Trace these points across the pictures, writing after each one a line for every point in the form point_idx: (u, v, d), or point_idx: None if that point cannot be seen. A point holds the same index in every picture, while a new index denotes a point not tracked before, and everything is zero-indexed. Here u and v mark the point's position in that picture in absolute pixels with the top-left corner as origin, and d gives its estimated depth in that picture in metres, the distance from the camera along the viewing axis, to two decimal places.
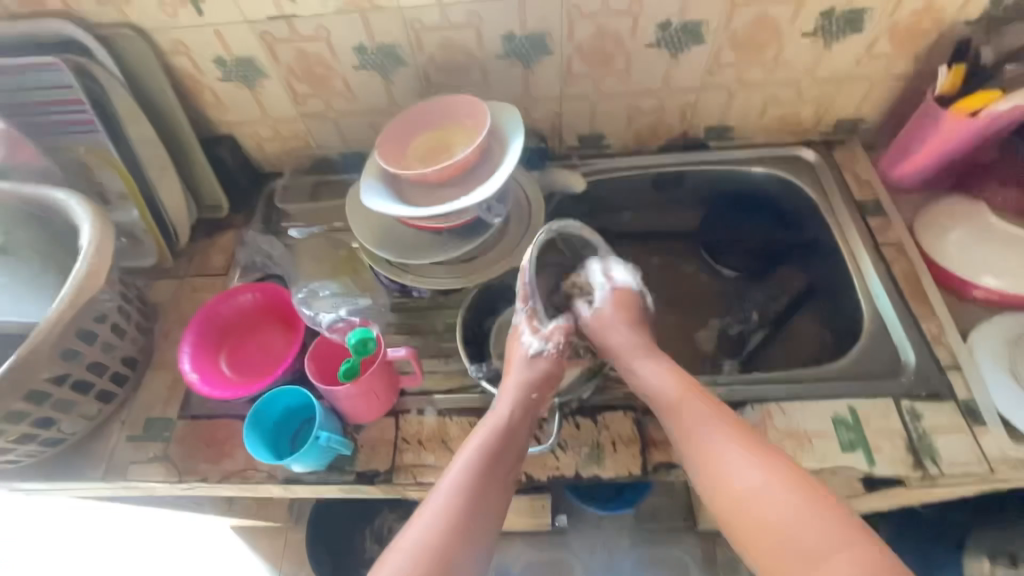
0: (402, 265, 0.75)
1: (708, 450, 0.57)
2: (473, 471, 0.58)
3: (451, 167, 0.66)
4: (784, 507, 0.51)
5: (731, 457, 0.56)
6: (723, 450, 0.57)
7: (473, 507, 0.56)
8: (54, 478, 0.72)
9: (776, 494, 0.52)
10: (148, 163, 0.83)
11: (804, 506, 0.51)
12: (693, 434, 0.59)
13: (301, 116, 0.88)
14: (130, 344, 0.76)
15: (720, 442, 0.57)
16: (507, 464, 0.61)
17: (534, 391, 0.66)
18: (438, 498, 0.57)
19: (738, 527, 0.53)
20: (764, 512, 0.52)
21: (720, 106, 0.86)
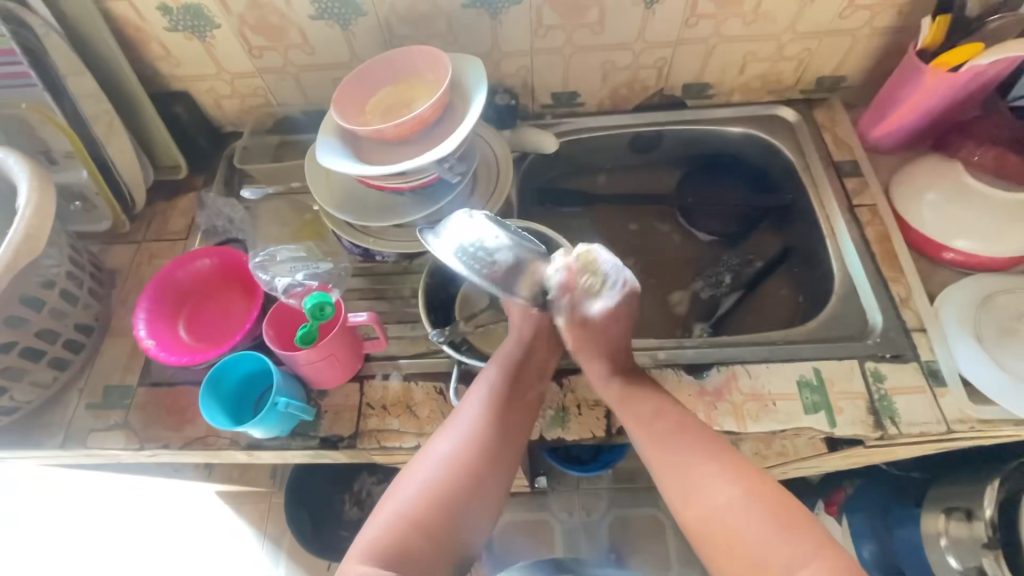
0: (365, 228, 0.72)
1: (691, 463, 0.57)
2: (479, 416, 0.60)
3: (410, 122, 0.63)
4: (757, 522, 0.53)
5: (714, 475, 0.56)
6: (706, 468, 0.57)
7: (475, 464, 0.59)
8: (12, 447, 0.70)
9: (745, 511, 0.54)
10: (93, 121, 0.78)
11: (779, 520, 0.53)
12: (670, 456, 0.58)
13: (258, 71, 0.83)
14: (84, 311, 0.74)
15: (693, 464, 0.57)
16: (513, 407, 0.62)
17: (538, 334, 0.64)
18: (438, 454, 0.59)
19: (715, 552, 0.54)
20: (738, 529, 0.53)
21: (698, 62, 0.82)
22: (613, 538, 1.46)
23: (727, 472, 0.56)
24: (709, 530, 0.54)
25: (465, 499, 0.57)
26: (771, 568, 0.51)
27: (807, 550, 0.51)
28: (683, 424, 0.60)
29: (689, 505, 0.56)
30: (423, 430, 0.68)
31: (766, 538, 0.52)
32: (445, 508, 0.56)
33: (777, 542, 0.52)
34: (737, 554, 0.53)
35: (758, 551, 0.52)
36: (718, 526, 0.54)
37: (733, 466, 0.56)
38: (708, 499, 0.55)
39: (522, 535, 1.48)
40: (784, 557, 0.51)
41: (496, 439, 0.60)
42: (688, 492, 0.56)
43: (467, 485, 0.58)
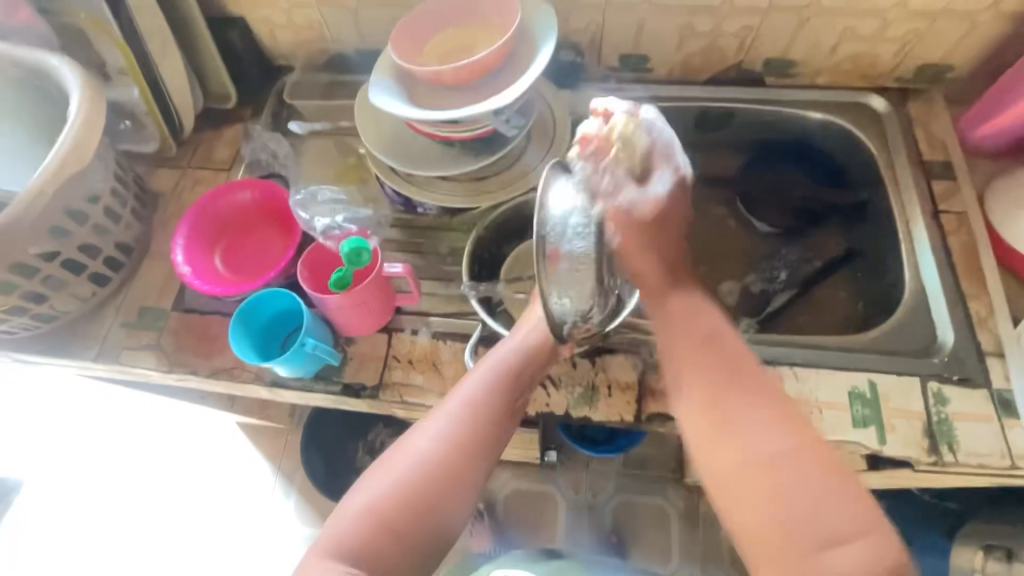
0: (410, 177, 0.70)
1: (729, 403, 0.50)
2: (465, 409, 0.56)
3: (471, 66, 0.59)
4: (803, 483, 0.46)
5: (750, 416, 0.49)
6: (741, 412, 0.49)
7: (454, 461, 0.53)
8: (49, 354, 0.72)
9: (786, 469, 0.47)
10: (148, 37, 0.76)
11: (826, 476, 0.46)
12: (711, 391, 0.51)
13: (316, 1, 0.80)
14: (126, 230, 0.74)
15: (734, 401, 0.50)
16: (504, 403, 0.57)
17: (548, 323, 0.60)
18: (416, 444, 0.54)
19: (741, 503, 0.48)
20: (776, 480, 0.46)
21: (787, 34, 0.75)
22: (617, 521, 1.46)
23: (765, 420, 0.49)
24: (737, 480, 0.48)
25: (438, 498, 0.52)
26: (816, 539, 0.44)
27: (856, 528, 0.44)
28: (734, 358, 0.52)
29: (718, 443, 0.49)
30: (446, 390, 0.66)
31: (812, 505, 0.45)
32: (413, 504, 0.52)
33: (822, 516, 0.45)
34: (769, 515, 0.46)
35: (796, 517, 0.45)
36: (756, 474, 0.47)
37: (777, 414, 0.49)
38: (746, 438, 0.48)
39: (525, 506, 1.49)
40: (828, 528, 0.44)
41: (478, 435, 0.55)
42: (728, 433, 0.49)
43: (442, 485, 0.53)
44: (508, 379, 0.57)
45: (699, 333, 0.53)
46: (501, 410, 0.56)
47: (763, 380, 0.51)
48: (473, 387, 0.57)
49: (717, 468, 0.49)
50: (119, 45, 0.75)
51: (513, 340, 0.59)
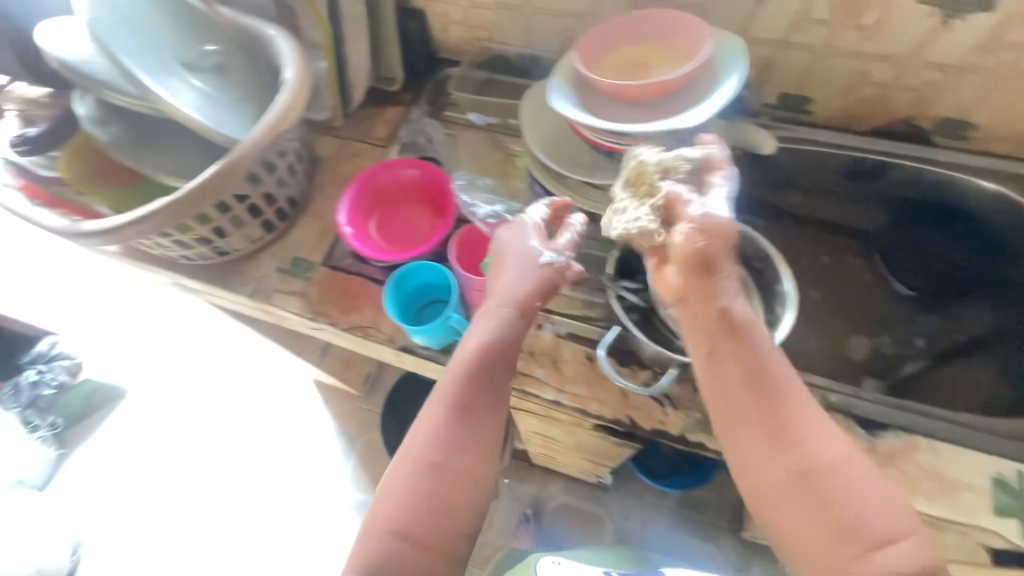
0: (563, 180, 0.73)
1: (771, 419, 0.51)
2: (455, 399, 0.57)
3: (657, 85, 0.61)
4: (856, 486, 0.49)
5: (807, 431, 0.51)
6: (799, 430, 0.51)
7: (454, 445, 0.56)
8: (213, 284, 0.81)
9: (835, 480, 0.49)
10: (346, 18, 0.84)
11: (868, 475, 0.50)
12: (749, 399, 0.52)
13: (496, 5, 0.85)
14: (297, 185, 0.81)
15: (769, 416, 0.52)
16: (495, 389, 0.58)
17: (536, 302, 0.59)
18: (422, 434, 0.57)
19: (788, 517, 0.50)
20: (827, 490, 0.49)
21: (973, 96, 0.72)
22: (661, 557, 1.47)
23: (816, 428, 0.51)
24: (790, 493, 0.50)
25: (445, 485, 0.55)
26: (873, 543, 0.47)
27: (900, 527, 0.48)
28: (773, 373, 0.52)
29: (773, 463, 0.51)
30: (564, 387, 0.68)
31: (864, 509, 0.48)
32: (427, 512, 0.54)
33: (872, 524, 0.48)
34: (820, 527, 0.48)
35: (851, 518, 0.48)
36: (809, 486, 0.49)
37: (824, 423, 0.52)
38: (802, 452, 0.50)
39: (571, 518, 1.55)
40: (875, 528, 0.48)
41: (465, 434, 0.57)
42: (784, 449, 0.51)
43: (447, 471, 0.56)
44: (479, 371, 0.57)
45: (733, 370, 0.52)
46: (479, 395, 0.58)
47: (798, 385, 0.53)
48: (445, 391, 0.58)
49: (772, 485, 0.51)
50: (322, 22, 0.83)
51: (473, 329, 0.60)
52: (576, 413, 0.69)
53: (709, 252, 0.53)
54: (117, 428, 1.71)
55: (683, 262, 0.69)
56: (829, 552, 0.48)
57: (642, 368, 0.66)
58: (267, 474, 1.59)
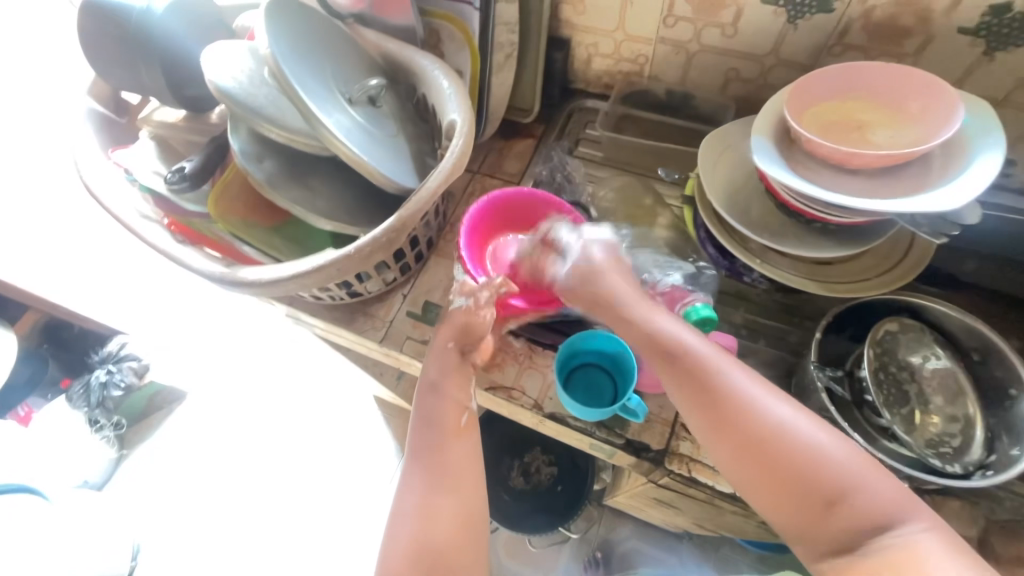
0: (746, 244, 0.66)
1: (657, 354, 0.54)
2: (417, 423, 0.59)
3: (895, 155, 0.53)
4: (794, 440, 0.48)
5: (734, 390, 0.50)
6: (720, 387, 0.50)
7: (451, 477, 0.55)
8: (339, 325, 0.76)
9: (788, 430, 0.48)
10: (495, 47, 0.78)
11: (816, 428, 0.48)
12: (647, 342, 0.55)
13: (657, 39, 0.78)
14: (434, 225, 0.76)
15: (656, 348, 0.54)
16: (439, 406, 0.59)
17: (450, 344, 0.62)
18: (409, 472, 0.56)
19: (745, 477, 0.49)
20: (777, 452, 0.47)
21: None
22: None
23: (750, 391, 0.50)
24: (744, 457, 0.49)
25: (444, 522, 0.53)
26: (823, 495, 0.46)
27: (858, 473, 0.46)
28: (693, 348, 0.53)
29: (721, 431, 0.50)
30: None
31: (808, 458, 0.47)
32: (440, 532, 0.52)
33: (784, 459, 0.47)
34: (774, 480, 0.47)
35: (806, 467, 0.47)
36: (759, 451, 0.48)
37: (748, 380, 0.51)
38: (743, 418, 0.49)
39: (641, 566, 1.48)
40: (835, 481, 0.46)
41: (453, 466, 0.55)
42: (706, 412, 0.51)
43: (446, 510, 0.53)
44: (450, 367, 0.61)
45: (663, 360, 0.54)
46: (461, 395, 0.60)
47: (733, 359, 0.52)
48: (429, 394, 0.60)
49: (729, 453, 0.50)
50: (471, 51, 0.77)
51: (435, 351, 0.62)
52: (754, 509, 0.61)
53: (585, 265, 0.61)
54: (177, 433, 1.69)
55: (897, 351, 0.62)
56: (796, 509, 0.47)
57: None
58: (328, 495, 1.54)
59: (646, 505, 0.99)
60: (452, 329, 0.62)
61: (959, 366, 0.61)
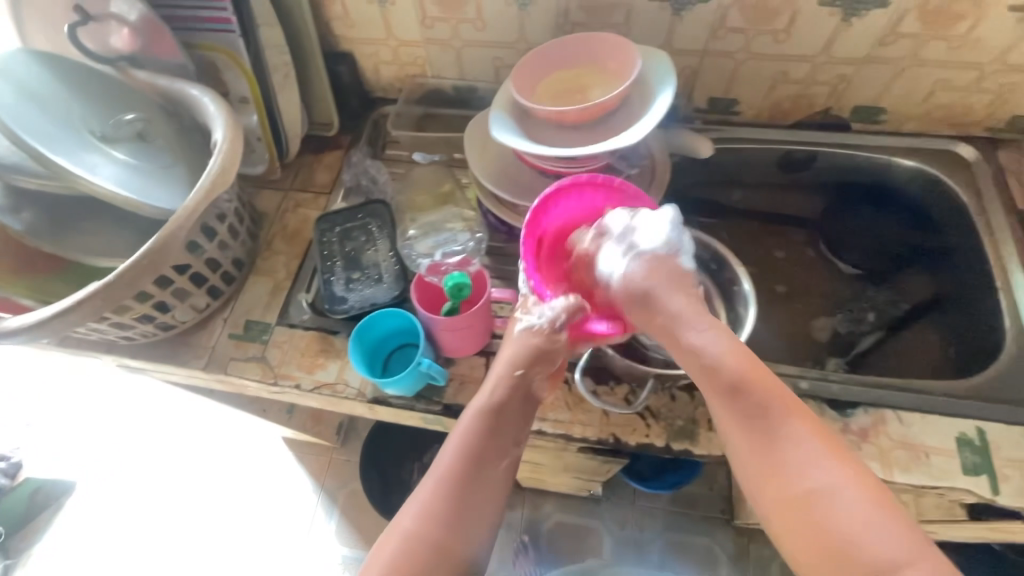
0: (514, 207, 0.74)
1: (750, 404, 0.55)
2: (457, 453, 0.60)
3: (593, 108, 0.62)
4: (861, 505, 0.49)
5: (788, 451, 0.53)
6: (776, 446, 0.54)
7: (464, 499, 0.58)
8: (161, 361, 0.76)
9: (845, 500, 0.50)
10: (272, 70, 0.81)
11: (866, 500, 0.49)
12: (739, 390, 0.56)
13: (424, 41, 0.85)
14: (240, 246, 0.78)
15: (748, 400, 0.55)
16: (497, 448, 0.61)
17: (518, 371, 0.63)
18: (424, 490, 0.59)
19: (795, 527, 0.51)
20: (829, 518, 0.49)
21: (881, 84, 0.76)
22: (664, 559, 1.48)
23: (806, 453, 0.53)
24: (793, 509, 0.51)
25: (446, 527, 0.56)
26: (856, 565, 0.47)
27: (901, 556, 0.46)
28: (775, 407, 0.55)
29: (772, 485, 0.53)
30: (544, 414, 0.67)
31: (849, 528, 0.48)
32: (432, 539, 0.56)
33: (844, 525, 0.49)
34: (822, 536, 0.49)
35: (851, 538, 0.48)
36: (814, 504, 0.51)
37: (811, 440, 0.53)
38: (791, 477, 0.52)
39: (569, 537, 1.53)
40: (874, 555, 0.47)
41: (471, 494, 0.58)
42: (761, 463, 0.54)
43: (452, 528, 0.56)
44: (505, 405, 0.62)
45: (741, 405, 0.55)
46: (505, 431, 0.61)
47: (803, 419, 0.54)
48: (481, 411, 0.61)
49: (776, 506, 0.53)
50: (247, 77, 0.80)
51: (493, 376, 0.63)
52: (561, 440, 0.67)
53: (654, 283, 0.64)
54: (68, 531, 1.54)
55: None
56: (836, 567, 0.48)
57: (619, 385, 0.67)
58: (246, 548, 1.49)
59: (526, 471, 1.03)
60: (518, 352, 0.63)
61: (703, 276, 0.71)
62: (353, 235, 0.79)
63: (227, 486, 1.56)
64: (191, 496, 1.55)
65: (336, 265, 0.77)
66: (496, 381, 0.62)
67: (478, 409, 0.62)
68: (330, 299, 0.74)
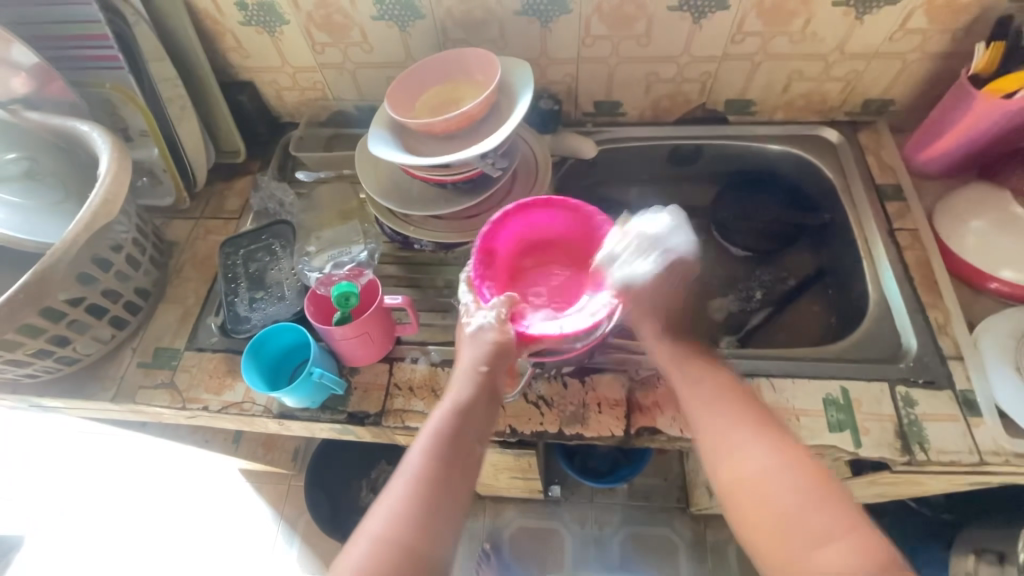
0: (406, 217, 0.76)
1: (698, 394, 0.60)
2: (427, 453, 0.57)
3: (459, 118, 0.66)
4: (794, 485, 0.51)
5: (735, 435, 0.56)
6: (726, 432, 0.56)
7: (436, 501, 0.54)
8: (68, 396, 0.76)
9: (780, 475, 0.52)
10: (168, 104, 0.84)
11: (801, 477, 0.51)
12: (686, 383, 0.61)
13: (319, 66, 0.88)
14: (144, 276, 0.79)
15: (702, 389, 0.60)
16: (466, 448, 0.58)
17: (484, 366, 0.61)
18: (391, 496, 0.55)
19: (744, 510, 0.52)
20: (769, 495, 0.51)
21: (743, 78, 0.83)
22: (625, 556, 1.46)
23: (752, 440, 0.55)
24: (740, 491, 0.53)
25: (420, 534, 0.53)
26: (792, 535, 0.49)
27: (835, 528, 0.48)
28: (717, 393, 0.60)
29: (724, 465, 0.55)
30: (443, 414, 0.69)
31: (792, 506, 0.50)
32: (406, 546, 0.52)
33: (786, 501, 0.50)
34: (765, 514, 0.51)
35: (789, 513, 0.50)
36: (752, 484, 0.52)
37: (757, 432, 0.55)
38: (740, 462, 0.54)
39: (531, 540, 1.50)
40: (815, 527, 0.48)
41: (442, 495, 0.55)
42: (712, 452, 0.56)
43: (425, 535, 0.53)
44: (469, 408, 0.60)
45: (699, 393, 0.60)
46: (472, 431, 0.59)
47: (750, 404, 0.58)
48: (449, 415, 0.59)
49: (727, 490, 0.54)
50: (143, 112, 0.82)
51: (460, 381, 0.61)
52: None
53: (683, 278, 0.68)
54: None
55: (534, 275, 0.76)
56: (784, 544, 0.49)
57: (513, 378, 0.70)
58: None
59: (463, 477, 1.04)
60: (481, 348, 0.61)
61: None
62: (256, 255, 0.81)
63: (178, 524, 1.52)
64: (143, 535, 1.51)
65: (240, 286, 0.79)
66: (465, 382, 0.61)
67: (449, 409, 0.60)
68: (233, 320, 0.76)
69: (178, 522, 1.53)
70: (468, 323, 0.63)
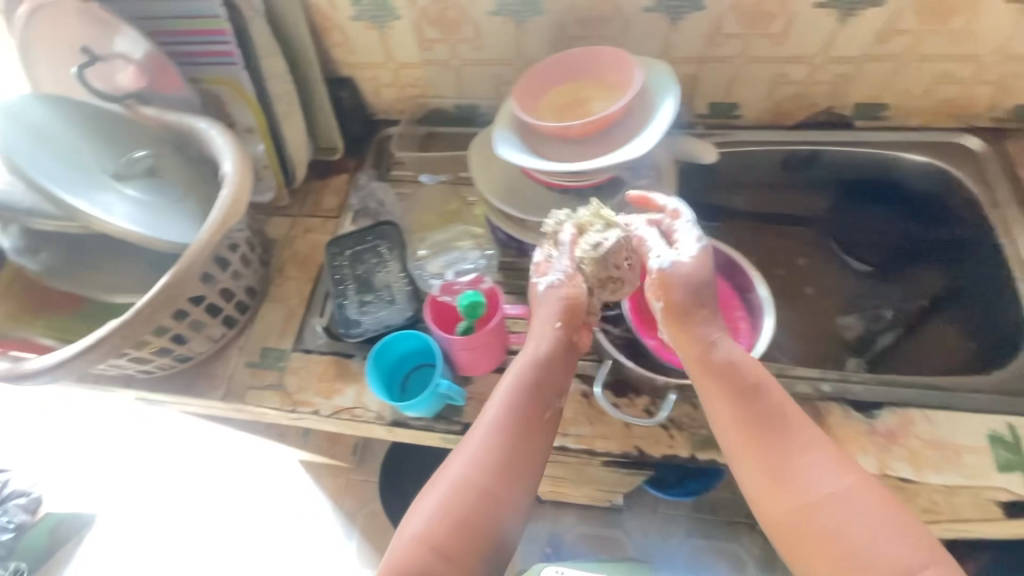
0: (524, 223, 0.74)
1: (766, 406, 0.54)
2: (491, 427, 0.56)
3: (598, 120, 0.63)
4: (873, 516, 0.48)
5: (808, 455, 0.52)
6: (795, 449, 0.52)
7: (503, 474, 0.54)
8: (180, 393, 0.76)
9: (858, 499, 0.49)
10: (276, 100, 0.83)
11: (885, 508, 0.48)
12: (756, 398, 0.55)
13: (424, 63, 0.86)
14: (253, 275, 0.79)
15: (772, 401, 0.54)
16: (527, 420, 0.57)
17: (559, 325, 0.60)
18: (454, 470, 0.55)
19: (810, 537, 0.48)
20: (843, 515, 0.48)
21: (881, 80, 0.77)
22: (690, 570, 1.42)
23: (822, 458, 0.51)
24: (809, 515, 0.49)
25: (487, 507, 0.53)
26: (874, 568, 0.45)
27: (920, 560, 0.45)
28: (785, 411, 0.54)
29: (788, 485, 0.51)
30: (566, 430, 0.66)
31: (870, 532, 0.47)
32: (473, 518, 0.52)
33: (868, 531, 0.47)
34: (839, 542, 0.47)
35: (863, 544, 0.46)
36: (824, 505, 0.49)
37: (823, 446, 0.52)
38: (801, 487, 0.50)
39: (591, 547, 1.47)
40: (895, 558, 0.46)
41: (503, 472, 0.54)
42: (773, 457, 0.52)
43: (492, 506, 0.53)
44: (521, 402, 0.57)
45: (762, 407, 0.54)
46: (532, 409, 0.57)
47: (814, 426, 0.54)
48: (508, 395, 0.57)
49: (781, 516, 0.50)
50: (253, 107, 0.82)
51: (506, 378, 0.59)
52: (585, 455, 0.66)
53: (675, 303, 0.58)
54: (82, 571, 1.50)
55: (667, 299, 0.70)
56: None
57: (640, 398, 0.67)
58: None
59: (545, 488, 1.01)
60: (553, 308, 0.60)
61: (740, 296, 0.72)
62: (363, 257, 0.79)
63: (240, 512, 1.53)
64: (206, 522, 1.52)
65: (349, 288, 0.77)
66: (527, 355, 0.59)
67: (509, 387, 0.58)
68: (345, 324, 0.75)
69: (239, 510, 1.53)
70: (540, 281, 0.62)
